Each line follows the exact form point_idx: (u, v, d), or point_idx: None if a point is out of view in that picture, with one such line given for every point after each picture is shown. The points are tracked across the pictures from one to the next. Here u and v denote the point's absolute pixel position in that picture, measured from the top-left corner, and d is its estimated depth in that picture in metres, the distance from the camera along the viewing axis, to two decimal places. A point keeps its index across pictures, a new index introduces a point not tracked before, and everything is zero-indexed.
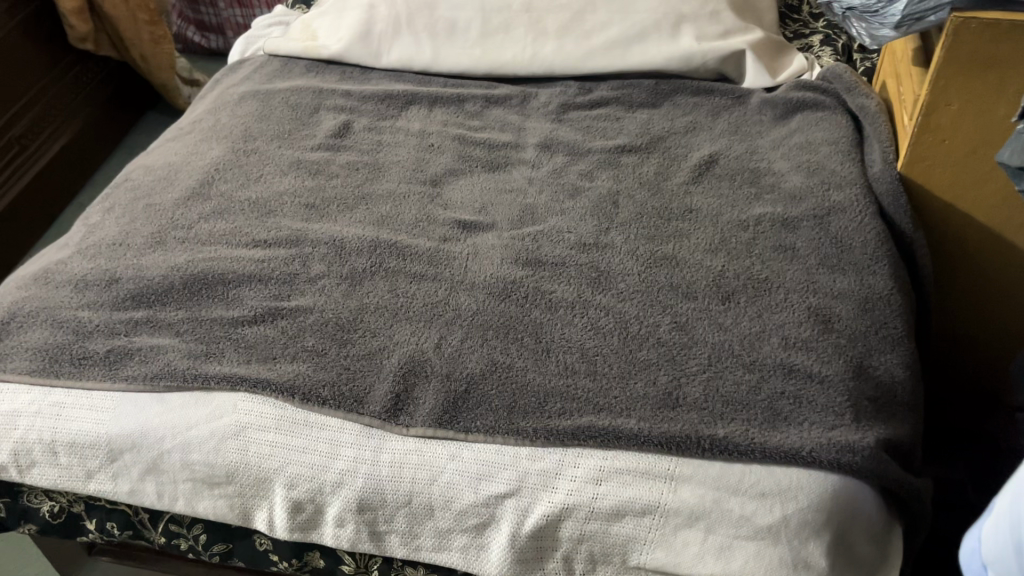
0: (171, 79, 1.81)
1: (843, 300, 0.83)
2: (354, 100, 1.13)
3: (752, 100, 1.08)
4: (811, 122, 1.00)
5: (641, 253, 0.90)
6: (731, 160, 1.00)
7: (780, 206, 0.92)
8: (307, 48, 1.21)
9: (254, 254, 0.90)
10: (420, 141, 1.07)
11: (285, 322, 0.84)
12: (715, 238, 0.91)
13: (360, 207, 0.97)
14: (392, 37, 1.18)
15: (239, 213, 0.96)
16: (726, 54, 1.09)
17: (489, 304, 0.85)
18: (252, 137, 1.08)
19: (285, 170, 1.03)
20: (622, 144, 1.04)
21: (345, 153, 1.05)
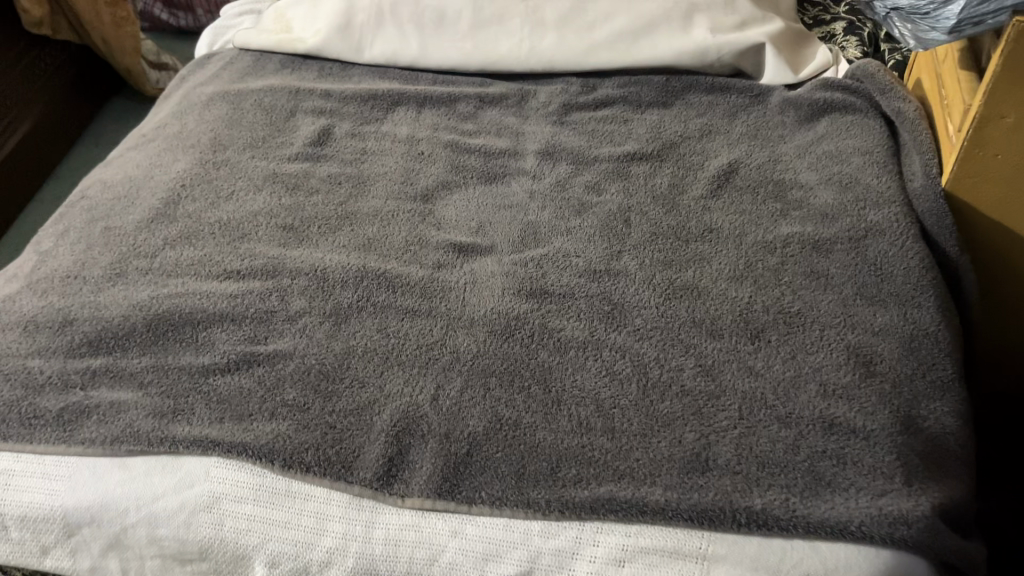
0: (136, 62, 1.68)
1: (885, 338, 0.74)
2: (334, 101, 1.03)
3: (772, 100, 0.98)
4: (840, 127, 0.91)
5: (658, 281, 0.81)
6: (752, 170, 0.91)
7: (810, 226, 0.83)
8: (281, 42, 1.10)
9: (225, 288, 0.81)
10: (408, 149, 0.97)
11: (262, 370, 0.75)
12: (739, 263, 0.82)
13: (344, 228, 0.88)
14: (375, 29, 1.07)
15: (208, 237, 0.87)
16: (743, 48, 0.99)
17: (489, 345, 0.76)
18: (221, 147, 0.97)
19: (261, 185, 0.92)
20: (631, 150, 0.95)
21: (325, 164, 0.95)
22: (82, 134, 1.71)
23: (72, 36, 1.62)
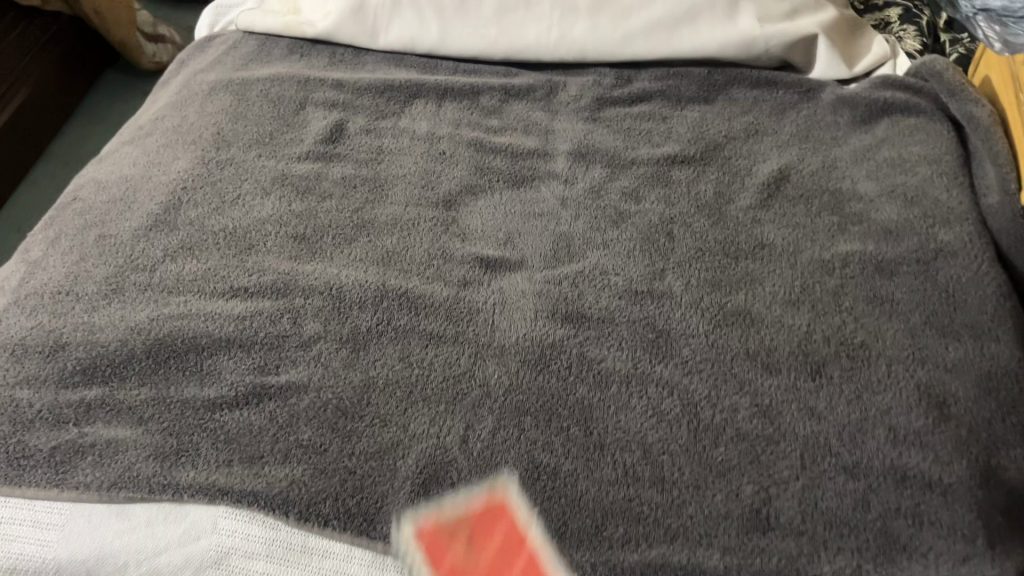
0: (131, 35, 1.58)
1: (960, 375, 0.67)
2: (347, 92, 0.95)
3: (824, 97, 0.90)
4: (902, 131, 0.83)
5: (706, 305, 0.74)
6: (805, 177, 0.83)
7: (872, 245, 0.76)
8: (288, 24, 1.01)
9: (232, 308, 0.74)
10: (429, 148, 0.90)
11: (274, 405, 0.68)
12: (795, 286, 0.75)
13: (361, 239, 0.81)
14: (391, 11, 0.98)
15: (213, 249, 0.79)
16: (793, 39, 0.91)
17: (522, 375, 0.69)
18: (225, 144, 0.90)
19: (268, 189, 0.85)
20: (671, 153, 0.87)
21: (338, 165, 0.88)
22: (77, 110, 1.62)
23: (62, 6, 1.53)
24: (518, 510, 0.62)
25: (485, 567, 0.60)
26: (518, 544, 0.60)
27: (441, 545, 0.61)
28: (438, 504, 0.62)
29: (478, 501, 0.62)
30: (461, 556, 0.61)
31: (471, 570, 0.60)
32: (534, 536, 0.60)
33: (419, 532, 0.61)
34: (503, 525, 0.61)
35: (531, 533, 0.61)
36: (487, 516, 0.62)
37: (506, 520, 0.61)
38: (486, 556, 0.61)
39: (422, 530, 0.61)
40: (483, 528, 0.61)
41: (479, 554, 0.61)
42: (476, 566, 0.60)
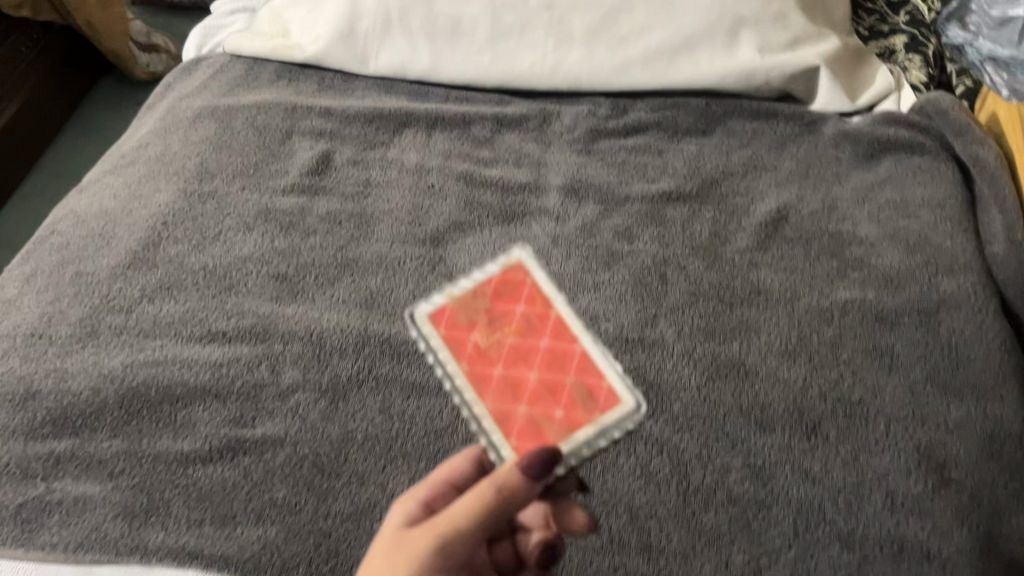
0: (125, 45, 1.56)
1: (962, 437, 0.64)
2: (334, 121, 0.92)
3: (826, 131, 0.87)
4: (905, 171, 0.80)
5: (699, 356, 0.71)
6: (804, 218, 0.81)
7: (872, 292, 0.73)
8: (276, 48, 0.98)
9: (208, 355, 0.71)
10: (417, 180, 0.87)
11: (249, 460, 0.66)
12: (791, 336, 0.72)
13: (344, 279, 0.78)
14: (381, 36, 0.96)
15: (191, 290, 0.77)
16: (794, 72, 0.88)
17: (526, 274, 0.57)
18: (208, 175, 0.87)
19: (250, 225, 0.82)
20: (667, 189, 0.84)
21: (323, 199, 0.85)
22: (71, 120, 1.60)
23: (54, 17, 1.50)
24: (537, 282, 0.57)
25: (509, 347, 0.54)
26: (542, 313, 0.55)
27: (461, 333, 0.55)
28: (451, 290, 0.56)
29: (494, 275, 0.58)
30: (496, 372, 0.53)
31: (497, 376, 0.53)
32: (556, 312, 0.55)
33: (434, 314, 0.56)
34: (521, 292, 0.56)
35: (554, 313, 0.55)
36: (503, 284, 0.57)
37: (522, 283, 0.57)
38: (509, 337, 0.54)
39: (438, 311, 0.56)
40: (500, 294, 0.57)
41: (501, 326, 0.55)
42: (499, 348, 0.54)
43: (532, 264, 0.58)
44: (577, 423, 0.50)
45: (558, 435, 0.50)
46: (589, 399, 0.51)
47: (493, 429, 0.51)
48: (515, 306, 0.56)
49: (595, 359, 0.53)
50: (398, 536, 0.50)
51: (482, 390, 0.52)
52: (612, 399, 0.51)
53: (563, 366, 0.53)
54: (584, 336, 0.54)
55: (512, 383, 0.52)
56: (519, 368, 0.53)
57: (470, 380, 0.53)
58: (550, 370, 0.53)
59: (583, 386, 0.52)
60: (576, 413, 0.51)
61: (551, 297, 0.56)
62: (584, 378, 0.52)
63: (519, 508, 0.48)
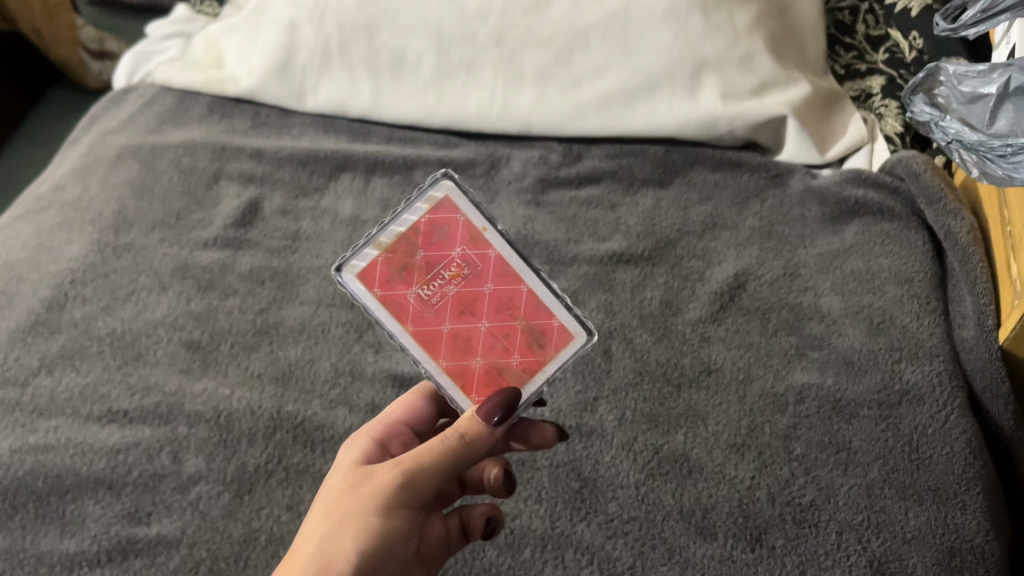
0: (76, 53, 1.49)
1: (918, 552, 0.59)
2: (265, 163, 0.86)
3: (792, 186, 0.81)
4: (873, 237, 0.74)
5: (640, 448, 0.65)
6: (763, 287, 0.75)
7: (831, 377, 0.67)
8: (208, 81, 0.92)
9: (106, 438, 0.66)
10: (351, 233, 0.81)
11: (139, 564, 0.60)
12: (741, 425, 0.66)
13: (262, 349, 0.72)
14: (319, 71, 0.89)
15: (95, 359, 0.71)
16: (759, 121, 0.82)
17: (451, 207, 0.55)
18: (124, 225, 0.81)
19: (166, 284, 0.76)
20: (617, 250, 0.78)
21: (246, 254, 0.79)
22: (17, 128, 1.53)
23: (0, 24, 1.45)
24: (466, 217, 0.55)
25: (453, 298, 0.54)
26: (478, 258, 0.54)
27: (398, 290, 0.54)
28: (379, 240, 0.54)
29: (422, 211, 0.55)
30: (446, 329, 0.54)
31: (446, 334, 0.54)
32: (493, 251, 0.54)
33: (365, 272, 0.54)
34: (449, 233, 0.54)
35: (491, 252, 0.54)
36: (431, 223, 0.55)
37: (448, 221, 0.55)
38: (451, 284, 0.54)
39: (368, 268, 0.54)
40: (432, 237, 0.54)
41: (439, 273, 0.54)
42: (442, 301, 0.54)
43: (458, 197, 0.55)
44: (537, 367, 0.54)
45: (519, 379, 0.54)
46: (540, 338, 0.54)
47: (451, 382, 0.54)
48: (449, 248, 0.54)
49: (540, 294, 0.55)
50: (361, 474, 0.50)
51: (433, 348, 0.54)
52: (563, 335, 0.55)
53: (508, 308, 0.54)
54: (525, 274, 0.54)
55: (463, 337, 0.54)
56: (468, 321, 0.54)
57: (420, 341, 0.54)
58: (496, 316, 0.54)
59: (533, 328, 0.54)
60: (531, 357, 0.54)
61: (482, 235, 0.55)
62: (534, 320, 0.54)
63: (480, 453, 0.50)
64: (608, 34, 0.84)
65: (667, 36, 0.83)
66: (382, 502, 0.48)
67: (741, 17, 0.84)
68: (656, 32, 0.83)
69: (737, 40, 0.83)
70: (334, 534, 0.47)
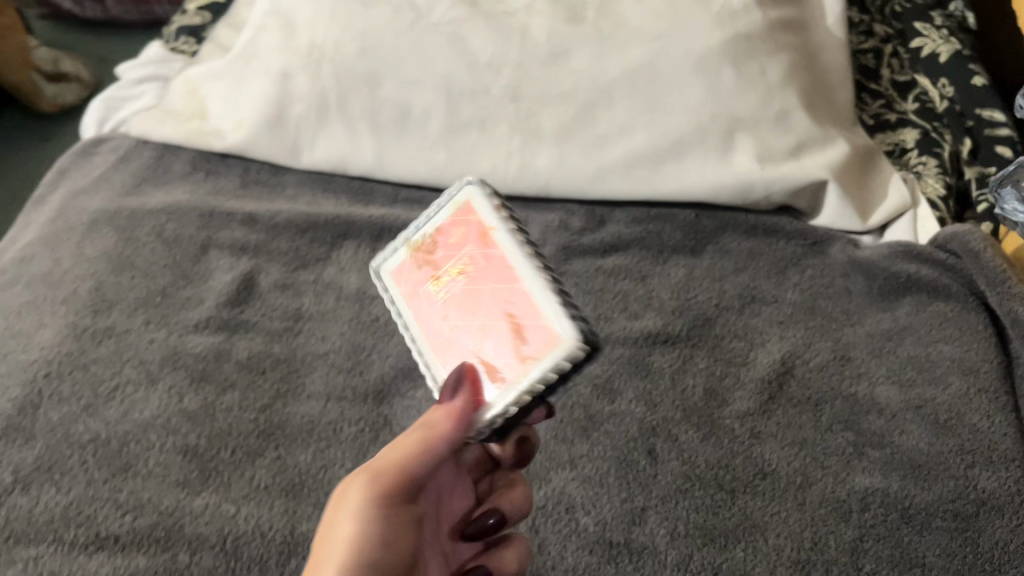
0: (29, 77, 1.37)
1: None
2: (260, 231, 0.78)
3: (834, 255, 0.76)
4: (930, 318, 0.69)
5: (698, 567, 0.59)
6: (812, 373, 0.69)
7: (896, 481, 0.62)
8: (190, 134, 0.83)
9: (96, 572, 0.58)
10: (359, 311, 0.73)
11: None
12: (804, 539, 0.60)
13: (268, 453, 0.65)
14: (316, 125, 0.82)
15: (77, 472, 0.63)
16: (797, 185, 0.77)
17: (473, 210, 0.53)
18: (103, 306, 0.72)
19: (155, 377, 0.68)
20: (652, 329, 0.72)
21: (243, 338, 0.71)
22: None
23: None
24: (481, 217, 0.53)
25: (458, 296, 0.52)
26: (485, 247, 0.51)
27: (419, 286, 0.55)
28: (408, 240, 0.56)
29: (446, 216, 0.55)
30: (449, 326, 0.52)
31: (444, 333, 0.52)
32: (497, 250, 0.51)
33: (397, 271, 0.57)
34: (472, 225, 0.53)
35: (495, 250, 0.51)
36: (453, 225, 0.54)
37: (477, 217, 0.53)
38: (458, 282, 0.52)
39: (397, 269, 0.57)
40: (450, 236, 0.54)
41: (451, 272, 0.53)
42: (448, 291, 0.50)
43: (476, 198, 0.54)
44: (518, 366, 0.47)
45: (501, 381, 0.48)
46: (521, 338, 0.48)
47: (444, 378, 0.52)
48: (463, 248, 0.53)
49: (531, 293, 0.48)
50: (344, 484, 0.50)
51: (435, 344, 0.53)
52: (547, 338, 0.47)
53: (501, 306, 0.49)
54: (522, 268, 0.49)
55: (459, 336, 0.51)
56: (467, 320, 0.51)
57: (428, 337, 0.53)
58: (490, 316, 0.50)
59: (523, 326, 0.48)
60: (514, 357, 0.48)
61: (493, 233, 0.52)
62: (522, 318, 0.48)
63: (447, 440, 0.49)
64: (633, 90, 0.78)
65: (697, 91, 0.77)
66: (368, 487, 0.48)
67: (773, 72, 0.78)
68: (685, 87, 0.77)
69: (771, 95, 0.78)
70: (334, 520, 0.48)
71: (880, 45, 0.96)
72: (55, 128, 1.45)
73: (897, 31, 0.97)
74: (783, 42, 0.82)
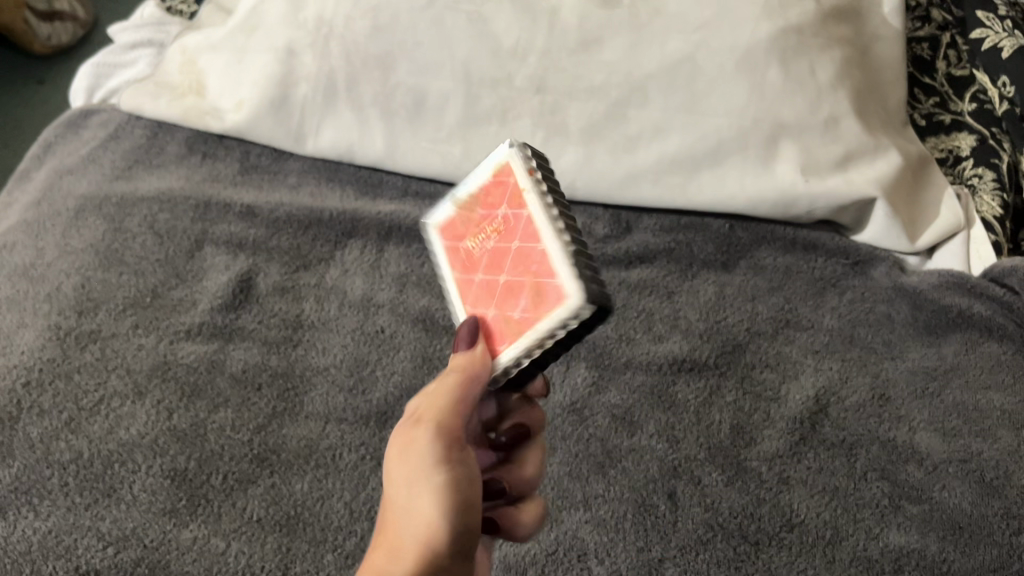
0: (20, 17, 1.29)
1: None
2: (261, 226, 0.73)
3: (878, 278, 0.71)
4: (982, 364, 0.65)
5: None
6: (848, 412, 0.64)
7: (935, 543, 0.57)
8: (187, 113, 0.78)
9: None
10: (363, 320, 0.68)
11: None
12: None
13: (263, 480, 0.60)
14: (322, 109, 0.75)
15: (57, 496, 0.58)
16: (841, 202, 0.70)
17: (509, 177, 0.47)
18: (88, 305, 0.67)
19: (142, 390, 0.63)
20: (678, 355, 0.67)
21: (238, 348, 0.66)
22: None
23: None
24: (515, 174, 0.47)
25: (490, 251, 0.48)
26: None
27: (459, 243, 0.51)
28: (461, 196, 0.51)
29: (486, 181, 0.49)
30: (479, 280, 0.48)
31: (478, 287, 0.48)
32: (527, 212, 0.46)
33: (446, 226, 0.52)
34: None
35: (525, 213, 0.46)
36: (492, 188, 0.49)
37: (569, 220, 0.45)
38: (490, 240, 0.48)
39: (448, 224, 0.51)
40: (489, 197, 0.49)
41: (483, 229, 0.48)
42: (479, 254, 0.48)
43: (517, 163, 0.47)
44: (524, 330, 0.44)
45: (513, 335, 0.45)
46: (540, 298, 0.43)
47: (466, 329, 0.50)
48: (496, 206, 0.48)
49: (549, 253, 0.43)
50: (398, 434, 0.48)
51: (463, 293, 0.49)
52: (554, 296, 0.42)
53: (523, 267, 0.45)
54: (546, 228, 0.44)
55: (488, 285, 0.47)
56: (495, 272, 0.47)
57: (460, 289, 0.50)
58: (513, 275, 0.46)
59: (530, 293, 0.44)
60: (528, 317, 0.44)
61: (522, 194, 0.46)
62: (535, 281, 0.44)
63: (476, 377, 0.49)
64: (670, 87, 0.71)
65: (739, 91, 0.70)
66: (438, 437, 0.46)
67: (824, 71, 0.70)
68: (726, 86, 0.70)
69: (821, 97, 0.70)
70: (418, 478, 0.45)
71: (937, 33, 0.87)
72: (47, 73, 1.38)
73: (957, 19, 0.87)
74: (837, 34, 0.73)
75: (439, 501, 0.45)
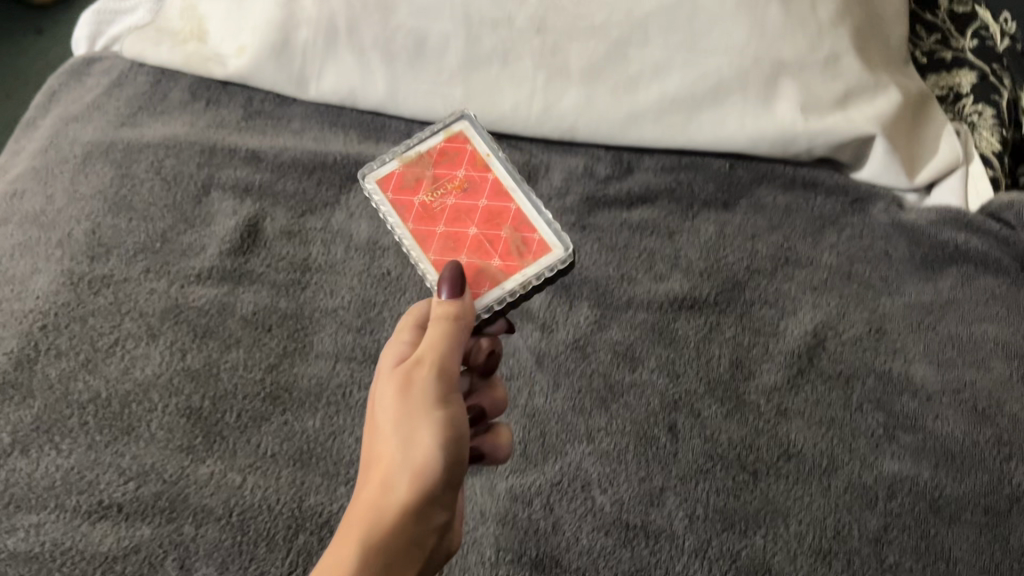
0: None
1: None
2: (266, 171, 0.74)
3: (877, 216, 0.72)
4: (977, 297, 0.66)
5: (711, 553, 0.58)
6: (845, 345, 0.65)
7: (928, 469, 0.59)
8: (190, 60, 0.78)
9: (99, 543, 0.56)
10: (369, 262, 0.69)
11: None
12: (827, 526, 0.58)
13: (276, 417, 0.62)
14: (324, 53, 0.76)
15: (78, 434, 0.60)
16: (840, 139, 0.71)
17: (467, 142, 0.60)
18: (100, 251, 0.69)
19: (156, 332, 0.65)
20: (678, 293, 0.68)
21: (248, 291, 0.68)
22: None
23: None
24: (478, 146, 0.59)
25: (451, 206, 0.57)
26: None
27: (407, 196, 0.58)
28: (404, 153, 0.59)
29: (438, 143, 0.60)
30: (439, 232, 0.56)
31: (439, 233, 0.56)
32: (492, 175, 0.58)
33: (384, 179, 0.59)
34: None
35: (490, 176, 0.58)
36: (446, 150, 0.60)
37: None
38: (451, 194, 0.57)
39: (388, 176, 0.59)
40: (443, 159, 0.59)
41: (442, 185, 0.58)
42: (441, 208, 0.57)
43: (472, 134, 0.60)
44: (513, 269, 0.54)
45: (493, 280, 0.54)
46: (525, 246, 0.55)
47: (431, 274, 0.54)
48: (456, 170, 0.58)
49: (525, 208, 0.56)
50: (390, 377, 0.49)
51: (426, 241, 0.55)
52: (542, 247, 0.55)
53: (496, 218, 0.56)
54: (519, 193, 0.57)
55: (453, 237, 0.55)
56: (459, 224, 0.56)
57: (414, 236, 0.56)
58: (485, 225, 0.56)
59: (516, 236, 0.55)
60: (510, 260, 0.54)
61: (487, 161, 0.59)
62: (517, 230, 0.55)
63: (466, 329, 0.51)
64: (670, 26, 0.71)
65: (740, 30, 0.70)
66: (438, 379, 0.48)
67: (826, 7, 0.70)
68: (727, 24, 0.70)
69: (822, 35, 0.70)
70: (420, 413, 0.47)
71: None
72: (47, 23, 1.37)
73: None
74: None
75: (439, 433, 0.46)
